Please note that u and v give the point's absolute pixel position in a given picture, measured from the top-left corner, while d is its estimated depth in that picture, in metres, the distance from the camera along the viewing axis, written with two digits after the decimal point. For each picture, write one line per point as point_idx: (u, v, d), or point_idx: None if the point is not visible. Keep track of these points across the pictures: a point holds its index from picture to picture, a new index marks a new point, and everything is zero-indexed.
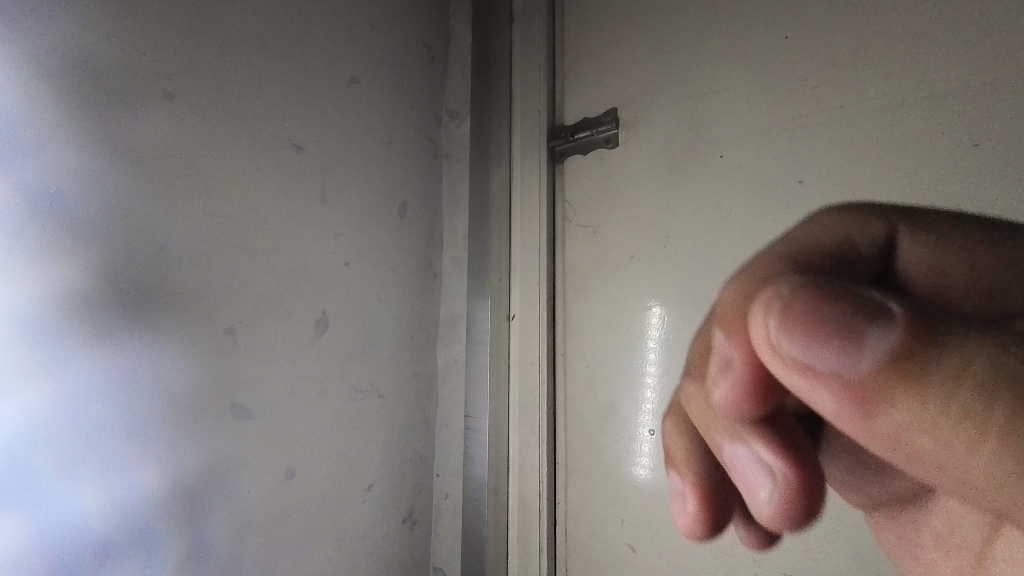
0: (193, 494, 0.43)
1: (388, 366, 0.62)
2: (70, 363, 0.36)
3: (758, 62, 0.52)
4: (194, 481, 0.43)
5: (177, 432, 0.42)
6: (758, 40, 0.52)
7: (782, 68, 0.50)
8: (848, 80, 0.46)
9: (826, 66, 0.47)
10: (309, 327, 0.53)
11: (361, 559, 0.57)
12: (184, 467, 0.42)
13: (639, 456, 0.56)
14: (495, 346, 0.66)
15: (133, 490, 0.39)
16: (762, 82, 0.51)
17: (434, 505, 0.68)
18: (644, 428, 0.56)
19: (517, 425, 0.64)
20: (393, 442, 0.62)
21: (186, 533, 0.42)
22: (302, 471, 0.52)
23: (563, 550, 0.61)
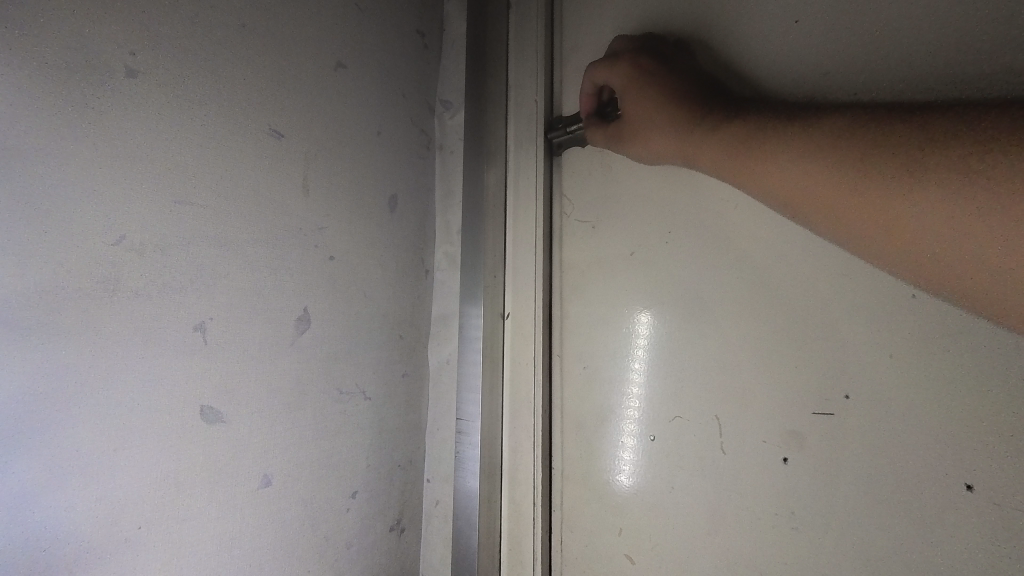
0: (176, 495, 0.41)
1: (375, 366, 0.59)
2: (8, 361, 0.33)
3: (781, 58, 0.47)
4: (176, 482, 0.41)
5: (156, 432, 0.40)
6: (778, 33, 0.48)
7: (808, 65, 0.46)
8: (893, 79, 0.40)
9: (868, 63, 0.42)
10: (289, 323, 0.50)
11: (346, 568, 0.54)
12: (165, 468, 0.40)
13: (620, 461, 0.55)
14: (489, 345, 0.63)
15: (110, 490, 0.37)
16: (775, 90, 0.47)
17: (425, 512, 0.65)
18: (629, 432, 0.54)
19: (511, 429, 0.62)
20: (381, 444, 0.60)
21: (168, 535, 0.40)
22: (281, 478, 0.49)
23: (557, 560, 0.59)
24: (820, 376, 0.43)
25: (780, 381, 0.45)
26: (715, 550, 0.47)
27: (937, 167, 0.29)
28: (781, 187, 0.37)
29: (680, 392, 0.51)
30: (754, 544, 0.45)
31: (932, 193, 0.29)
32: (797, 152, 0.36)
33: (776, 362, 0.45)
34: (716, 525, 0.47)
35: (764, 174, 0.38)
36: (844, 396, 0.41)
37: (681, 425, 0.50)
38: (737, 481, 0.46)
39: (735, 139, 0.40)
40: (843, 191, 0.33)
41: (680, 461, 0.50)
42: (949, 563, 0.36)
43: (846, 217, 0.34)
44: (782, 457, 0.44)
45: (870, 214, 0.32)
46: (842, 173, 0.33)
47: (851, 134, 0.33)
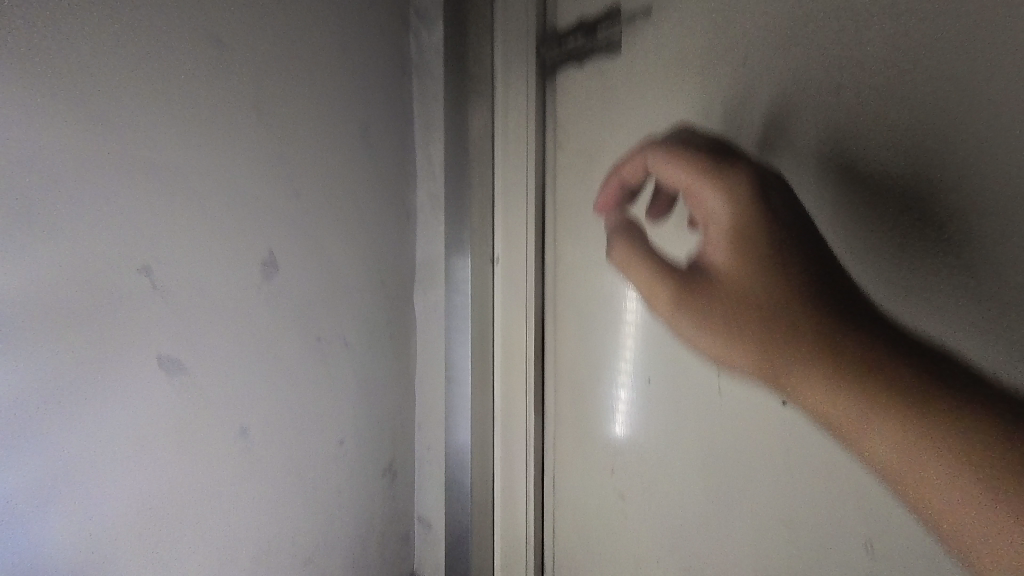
0: (174, 497, 0.40)
1: (356, 314, 0.56)
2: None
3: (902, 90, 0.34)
4: (175, 486, 0.40)
5: (158, 441, 0.39)
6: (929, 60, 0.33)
7: (898, 176, 0.34)
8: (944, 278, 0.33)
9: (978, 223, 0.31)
10: (255, 270, 0.46)
11: (337, 513, 0.54)
12: (169, 472, 0.40)
13: (617, 405, 0.53)
14: (478, 290, 0.60)
15: (112, 496, 0.37)
16: (840, 136, 0.37)
17: (417, 458, 0.64)
18: (622, 376, 0.53)
19: (501, 374, 0.61)
20: (367, 392, 0.57)
21: (164, 531, 0.40)
22: (257, 429, 0.46)
23: (550, 497, 0.60)
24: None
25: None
26: (706, 490, 0.46)
27: (921, 426, 0.25)
28: (750, 339, 0.32)
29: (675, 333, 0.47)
30: (745, 487, 0.43)
31: (905, 438, 0.25)
32: (789, 324, 0.30)
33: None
34: (707, 468, 0.46)
35: (721, 297, 0.33)
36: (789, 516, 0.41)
37: (676, 369, 0.48)
38: (732, 426, 0.44)
39: (739, 295, 0.32)
40: (806, 374, 0.29)
41: (674, 406, 0.48)
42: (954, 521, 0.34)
43: (809, 395, 0.29)
44: (780, 399, 0.40)
45: (832, 411, 0.28)
46: (824, 382, 0.29)
47: (856, 344, 0.28)
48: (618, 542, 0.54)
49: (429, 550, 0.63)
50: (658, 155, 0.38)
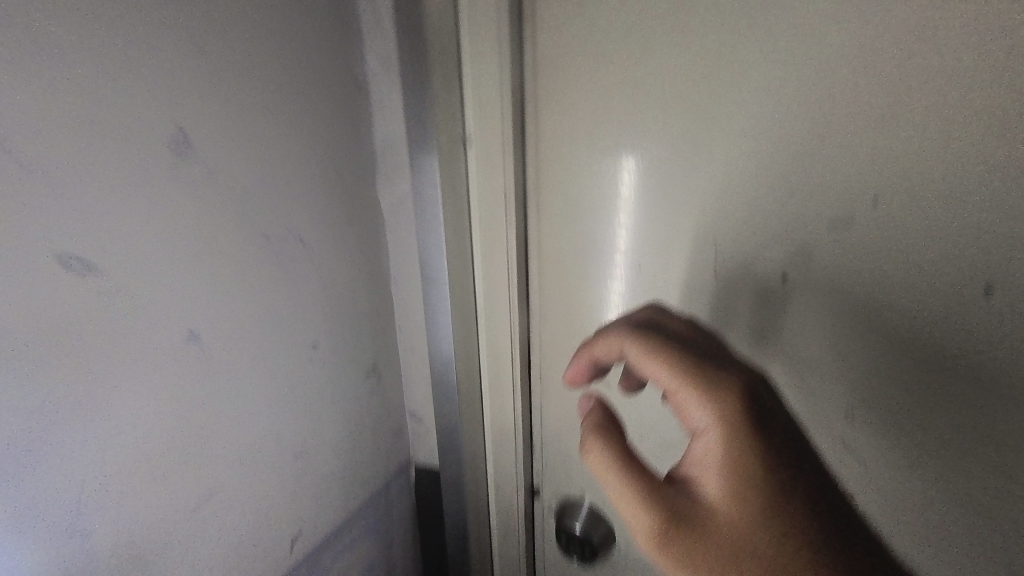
0: (187, 505, 0.39)
1: (311, 207, 0.49)
2: None
3: (890, 368, 0.40)
4: (185, 500, 0.38)
5: (173, 460, 0.37)
6: (950, 232, 0.36)
7: (941, 453, 0.40)
8: (921, 494, 0.42)
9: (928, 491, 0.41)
10: (160, 142, 0.36)
11: (324, 419, 0.52)
12: (181, 492, 0.38)
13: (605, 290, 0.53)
14: (450, 173, 0.52)
15: (124, 512, 0.35)
16: (883, 437, 0.43)
17: (402, 359, 0.63)
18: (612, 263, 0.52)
19: (483, 269, 0.54)
20: (339, 295, 0.53)
21: (170, 530, 0.38)
22: (212, 334, 0.40)
23: (539, 391, 0.58)
24: (835, 299, 0.41)
25: (787, 203, 0.41)
26: None
27: None
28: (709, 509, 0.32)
29: (669, 215, 0.47)
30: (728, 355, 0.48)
31: None
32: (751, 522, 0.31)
33: (775, 175, 0.41)
34: None
35: (695, 472, 0.34)
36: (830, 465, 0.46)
37: (670, 253, 0.48)
38: (723, 301, 0.47)
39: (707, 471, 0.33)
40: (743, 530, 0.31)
41: (666, 289, 0.49)
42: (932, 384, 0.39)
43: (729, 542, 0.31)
44: (781, 275, 0.43)
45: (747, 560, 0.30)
46: (751, 534, 0.30)
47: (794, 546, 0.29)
48: None
49: (422, 441, 0.65)
50: (637, 348, 0.39)
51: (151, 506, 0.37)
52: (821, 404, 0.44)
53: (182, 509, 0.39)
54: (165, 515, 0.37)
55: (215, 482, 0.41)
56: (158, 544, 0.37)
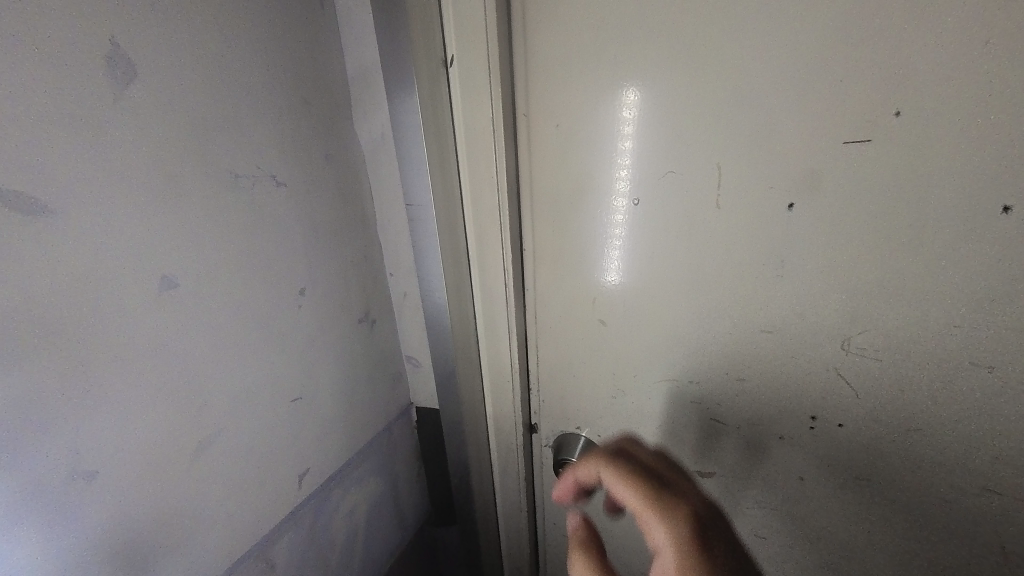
0: (182, 489, 0.39)
1: (284, 144, 0.46)
2: None
3: (832, 506, 0.46)
4: (177, 485, 0.39)
5: (161, 450, 0.37)
6: (910, 381, 0.38)
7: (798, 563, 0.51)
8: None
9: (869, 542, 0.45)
10: (97, 55, 0.31)
11: (319, 367, 0.52)
12: (172, 479, 0.38)
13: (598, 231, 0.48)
14: (431, 98, 0.46)
15: (119, 503, 0.35)
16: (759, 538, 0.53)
17: (394, 304, 0.63)
18: (609, 202, 0.46)
19: (472, 209, 0.49)
20: (322, 239, 0.51)
21: (168, 513, 0.38)
22: (187, 281, 0.38)
23: (533, 334, 0.57)
24: (840, 220, 0.37)
25: (812, 118, 0.35)
26: (690, 305, 0.46)
27: None
28: None
29: (677, 143, 0.41)
30: (731, 299, 0.44)
31: None
32: None
33: (795, 87, 0.35)
34: (692, 284, 0.45)
35: None
36: (781, 437, 0.46)
37: (672, 183, 0.42)
38: (730, 239, 0.41)
39: None
40: None
41: (665, 225, 0.44)
42: (918, 338, 0.37)
43: None
44: (788, 204, 0.38)
45: None
46: None
47: None
48: (598, 361, 0.54)
49: (421, 382, 0.67)
50: (612, 473, 0.36)
51: (147, 458, 0.36)
52: (731, 493, 0.52)
53: (183, 458, 0.39)
54: (166, 464, 0.38)
55: (211, 430, 0.41)
56: (164, 491, 0.38)
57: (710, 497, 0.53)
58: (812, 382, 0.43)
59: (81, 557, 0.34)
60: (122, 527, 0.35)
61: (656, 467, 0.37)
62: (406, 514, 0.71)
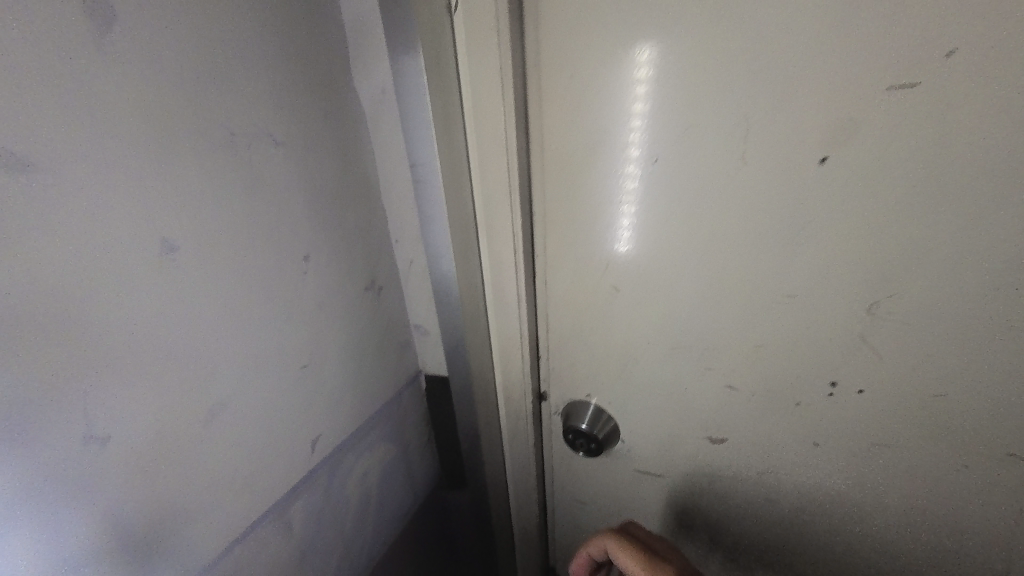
0: (184, 485, 0.39)
1: (281, 100, 0.43)
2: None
3: (831, 488, 0.48)
4: (178, 485, 0.38)
5: (161, 452, 0.37)
6: (915, 393, 0.40)
7: (718, 528, 0.58)
8: (706, 541, 0.60)
9: (799, 526, 0.52)
10: None
11: (327, 335, 0.52)
12: (173, 480, 0.38)
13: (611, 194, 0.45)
14: (434, 47, 0.42)
15: (118, 507, 0.35)
16: (700, 506, 0.57)
17: (401, 272, 0.61)
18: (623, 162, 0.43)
19: (479, 170, 0.46)
20: (325, 204, 0.49)
21: (169, 507, 0.38)
22: (187, 244, 0.37)
23: (543, 301, 0.55)
24: (865, 182, 0.35)
25: (854, 62, 0.32)
26: (708, 270, 0.44)
27: None
28: None
29: (701, 95, 0.37)
30: (751, 263, 0.42)
31: None
32: None
33: (836, 21, 0.31)
34: (711, 248, 0.43)
35: None
36: (799, 403, 0.45)
37: (694, 140, 0.39)
38: (755, 198, 0.39)
39: None
40: None
41: (685, 186, 0.41)
42: (940, 301, 0.36)
43: None
44: (820, 158, 0.36)
45: None
46: None
47: None
48: (609, 329, 0.53)
49: (430, 351, 0.67)
50: (617, 543, 0.43)
51: (155, 425, 0.36)
52: (698, 462, 0.54)
53: (193, 422, 0.39)
54: (174, 429, 0.37)
55: (220, 396, 0.41)
56: (174, 456, 0.37)
57: (682, 467, 0.56)
58: (836, 347, 0.41)
59: (93, 523, 0.33)
60: (133, 492, 0.35)
61: (652, 544, 0.44)
62: (417, 478, 0.73)
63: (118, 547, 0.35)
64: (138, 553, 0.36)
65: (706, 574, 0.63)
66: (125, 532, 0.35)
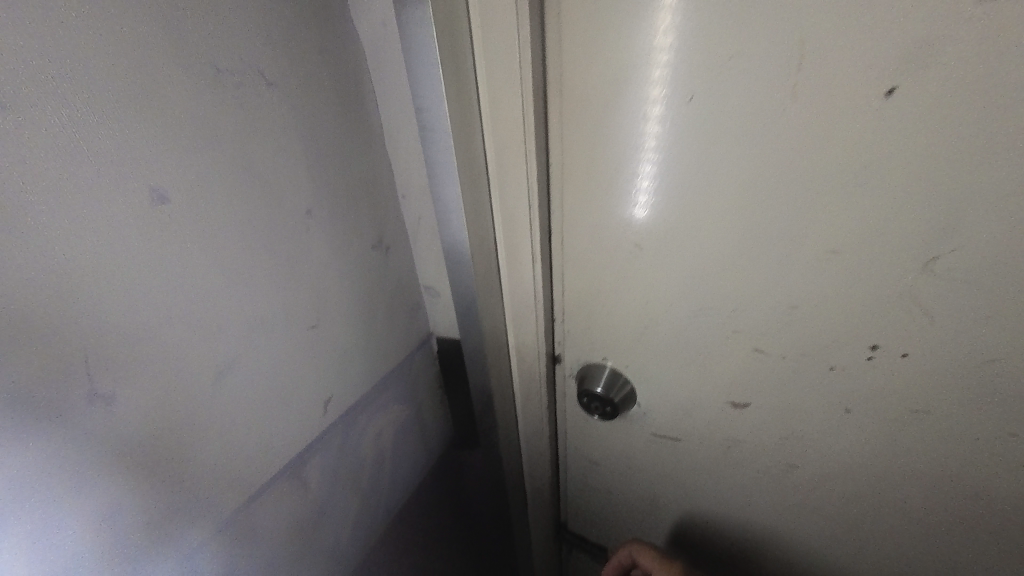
0: (182, 480, 0.38)
1: (274, 37, 0.39)
2: None
3: (853, 459, 0.46)
4: (176, 481, 0.38)
5: (158, 449, 0.36)
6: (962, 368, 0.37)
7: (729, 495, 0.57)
8: (715, 506, 0.60)
9: (812, 496, 0.51)
10: None
11: (335, 295, 0.50)
12: (172, 476, 0.37)
13: (636, 140, 0.40)
14: None
15: (114, 505, 0.34)
16: (712, 471, 0.57)
17: (409, 230, 0.59)
18: (652, 103, 0.38)
19: (490, 113, 0.42)
20: (326, 155, 0.46)
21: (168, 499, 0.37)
22: (178, 195, 0.34)
23: (558, 260, 0.52)
24: (938, 117, 0.30)
25: None
26: (742, 224, 0.40)
27: None
28: None
29: (750, 16, 0.32)
30: (792, 215, 0.38)
31: None
32: None
33: None
34: (747, 199, 0.39)
35: None
36: (832, 367, 0.43)
37: (738, 72, 0.34)
38: (803, 140, 0.35)
39: None
40: None
41: (721, 128, 0.37)
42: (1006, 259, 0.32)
43: None
44: (886, 90, 0.31)
45: None
46: None
47: None
48: (629, 290, 0.50)
49: (441, 312, 0.65)
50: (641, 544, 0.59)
51: (160, 384, 0.35)
52: (716, 425, 0.53)
53: (201, 382, 0.38)
54: (181, 389, 0.36)
55: (227, 355, 0.39)
56: (182, 416, 0.37)
57: (699, 430, 0.54)
58: (880, 307, 0.38)
59: (98, 495, 0.33)
60: (141, 452, 0.35)
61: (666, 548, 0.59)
62: (431, 437, 0.74)
63: (134, 503, 0.35)
64: (155, 509, 0.36)
65: (706, 539, 0.64)
66: (140, 489, 0.35)
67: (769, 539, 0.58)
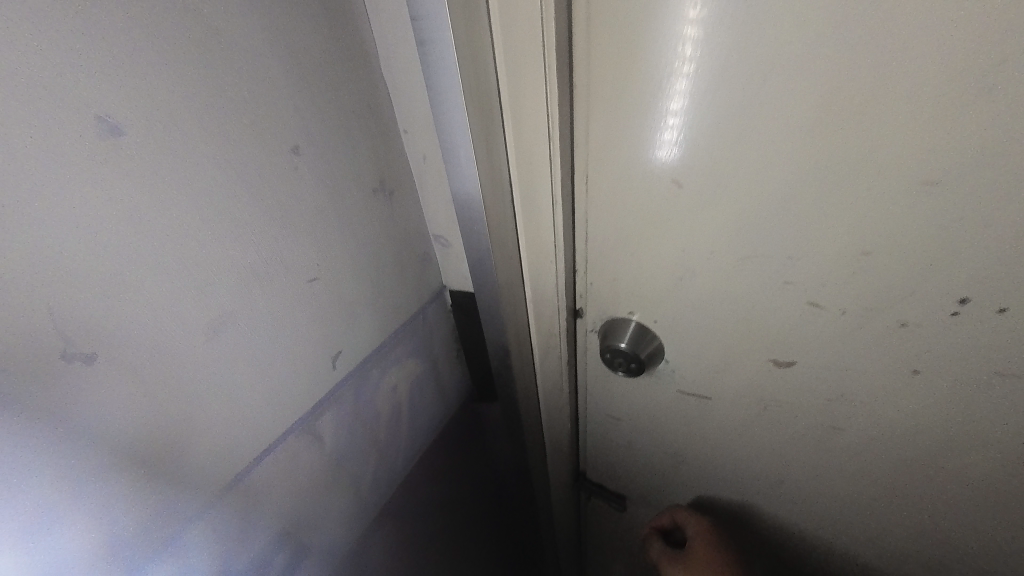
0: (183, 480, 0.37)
1: None
2: None
3: (909, 426, 0.42)
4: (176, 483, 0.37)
5: (153, 455, 0.34)
6: None
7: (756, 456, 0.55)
8: (740, 466, 0.57)
9: (850, 463, 0.48)
10: None
11: (336, 244, 0.46)
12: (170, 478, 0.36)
13: (683, 45, 0.32)
14: None
15: (116, 509, 0.33)
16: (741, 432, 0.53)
17: (414, 172, 0.53)
18: None
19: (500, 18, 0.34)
20: (312, 82, 0.40)
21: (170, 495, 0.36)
22: (135, 132, 0.29)
23: (581, 202, 0.46)
24: None
25: None
26: (811, 152, 0.32)
27: None
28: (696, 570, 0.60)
29: None
30: (880, 137, 0.30)
31: None
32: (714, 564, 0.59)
33: None
34: (822, 119, 0.31)
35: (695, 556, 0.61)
36: (904, 324, 0.36)
37: None
38: (913, 31, 0.26)
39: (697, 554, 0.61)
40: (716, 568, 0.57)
41: (801, 20, 0.28)
42: None
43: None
44: None
45: None
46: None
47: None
48: (662, 236, 0.43)
49: (453, 263, 0.61)
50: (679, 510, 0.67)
51: (147, 346, 0.33)
52: (751, 384, 0.48)
53: (194, 342, 0.35)
54: (171, 350, 0.34)
55: (218, 313, 0.37)
56: (175, 378, 0.35)
57: (730, 388, 0.50)
58: (979, 253, 0.31)
59: (94, 498, 0.32)
60: (136, 431, 0.33)
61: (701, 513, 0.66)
62: (448, 391, 0.73)
63: (136, 486, 0.34)
64: (162, 474, 0.36)
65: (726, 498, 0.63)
66: (141, 457, 0.34)
67: (797, 502, 0.56)
